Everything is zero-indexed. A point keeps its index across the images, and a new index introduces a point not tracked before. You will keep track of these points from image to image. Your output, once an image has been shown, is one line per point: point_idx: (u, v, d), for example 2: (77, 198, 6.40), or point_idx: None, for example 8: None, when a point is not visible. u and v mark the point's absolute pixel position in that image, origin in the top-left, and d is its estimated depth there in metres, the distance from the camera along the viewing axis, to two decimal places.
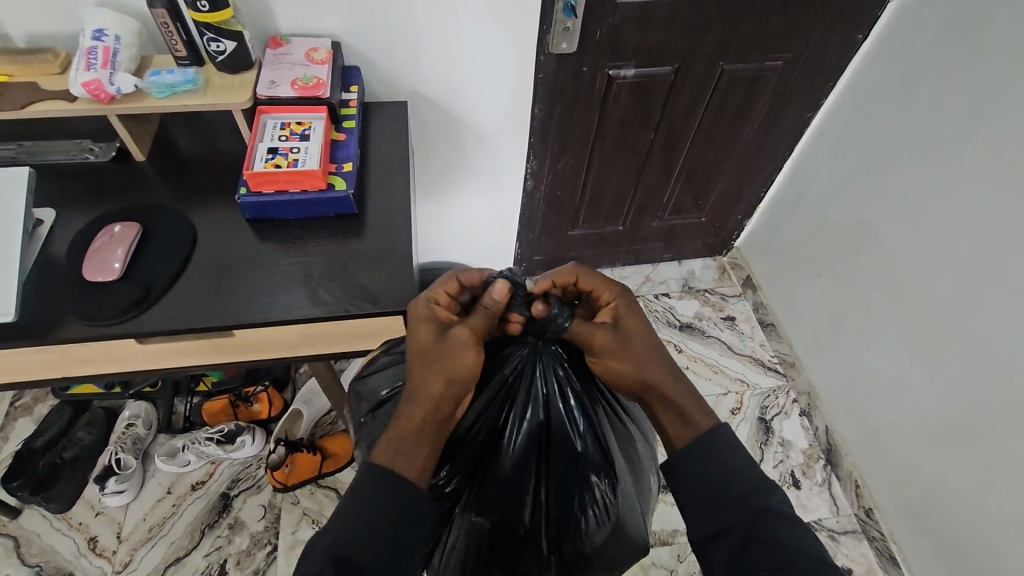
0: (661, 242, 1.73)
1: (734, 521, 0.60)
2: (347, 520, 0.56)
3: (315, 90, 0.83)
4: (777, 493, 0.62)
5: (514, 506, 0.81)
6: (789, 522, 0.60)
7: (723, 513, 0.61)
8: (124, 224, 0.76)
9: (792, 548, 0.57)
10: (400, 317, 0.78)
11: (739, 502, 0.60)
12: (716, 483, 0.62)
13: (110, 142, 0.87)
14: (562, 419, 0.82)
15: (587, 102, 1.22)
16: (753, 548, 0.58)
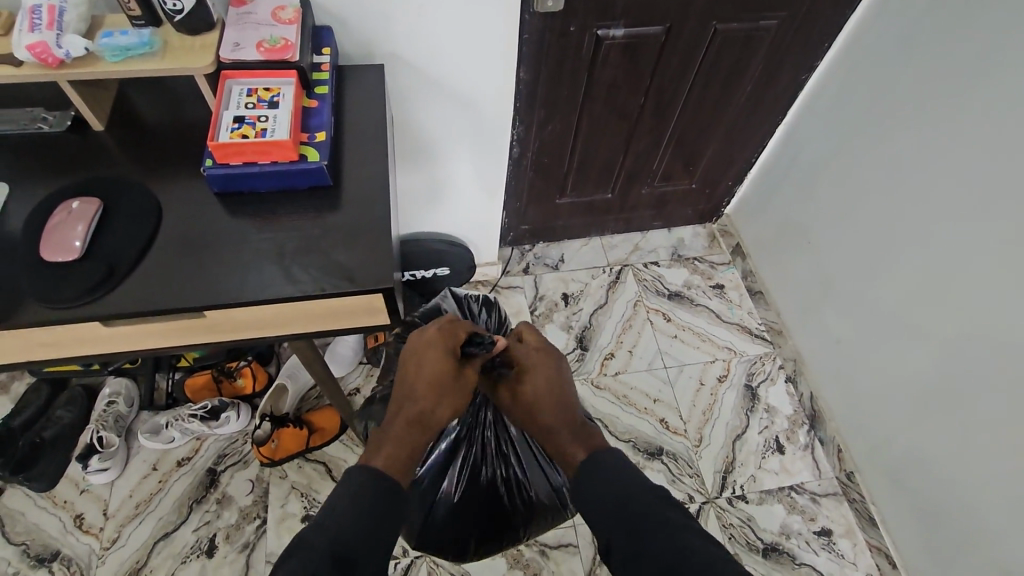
0: (651, 210, 1.71)
1: (613, 536, 0.62)
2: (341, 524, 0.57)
3: (283, 53, 0.78)
4: (657, 505, 0.63)
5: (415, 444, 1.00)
6: (665, 529, 0.60)
7: (606, 530, 0.63)
8: (84, 201, 0.72)
9: (664, 554, 0.58)
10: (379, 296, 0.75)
11: (618, 514, 0.63)
12: (599, 498, 0.65)
13: (65, 111, 0.82)
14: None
15: (575, 64, 1.17)
16: (633, 559, 0.59)
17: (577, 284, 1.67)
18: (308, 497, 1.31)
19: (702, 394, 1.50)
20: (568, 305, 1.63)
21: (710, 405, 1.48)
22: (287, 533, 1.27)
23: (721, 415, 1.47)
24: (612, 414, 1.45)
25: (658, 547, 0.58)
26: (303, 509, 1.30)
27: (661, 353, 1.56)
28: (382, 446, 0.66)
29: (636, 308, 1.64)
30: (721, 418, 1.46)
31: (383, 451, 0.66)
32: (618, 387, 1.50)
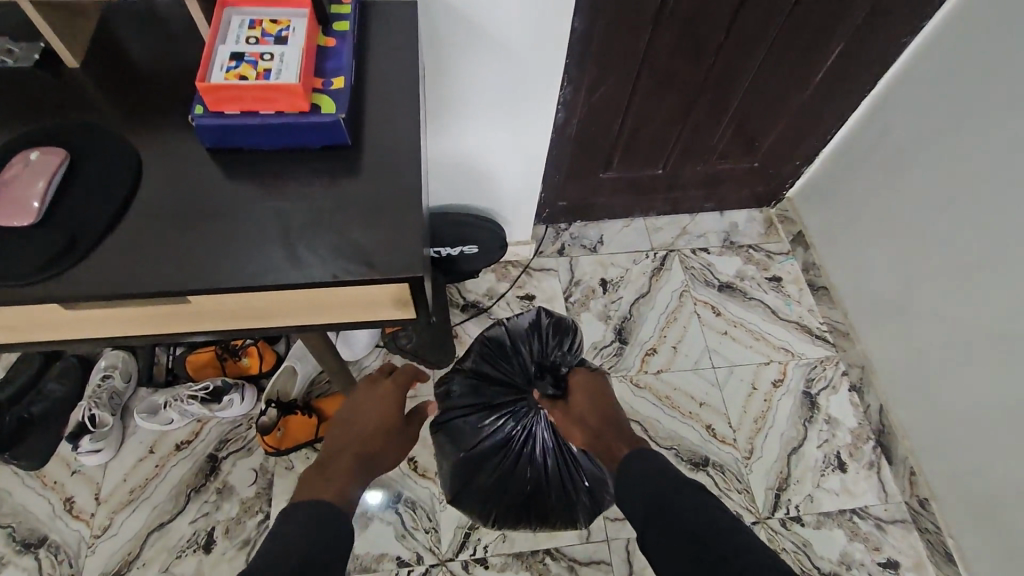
0: (702, 190, 1.53)
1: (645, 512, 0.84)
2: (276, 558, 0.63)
3: None
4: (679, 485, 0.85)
5: (478, 430, 1.17)
6: (686, 500, 0.82)
7: (636, 506, 0.86)
8: (44, 151, 0.58)
9: (688, 519, 0.79)
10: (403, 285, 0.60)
11: (648, 482, 0.87)
12: (643, 490, 0.86)
13: (34, 42, 0.67)
14: (511, 368, 1.21)
15: (639, 10, 0.99)
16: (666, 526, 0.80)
17: (617, 269, 1.51)
18: None
19: (754, 400, 1.34)
20: (607, 292, 1.47)
21: (763, 413, 1.32)
22: None
23: (775, 425, 1.31)
24: (652, 416, 1.31)
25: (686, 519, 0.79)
26: None
27: (708, 352, 1.40)
28: (329, 483, 0.79)
29: (681, 299, 1.47)
30: (775, 428, 1.31)
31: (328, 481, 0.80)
32: (660, 388, 1.35)
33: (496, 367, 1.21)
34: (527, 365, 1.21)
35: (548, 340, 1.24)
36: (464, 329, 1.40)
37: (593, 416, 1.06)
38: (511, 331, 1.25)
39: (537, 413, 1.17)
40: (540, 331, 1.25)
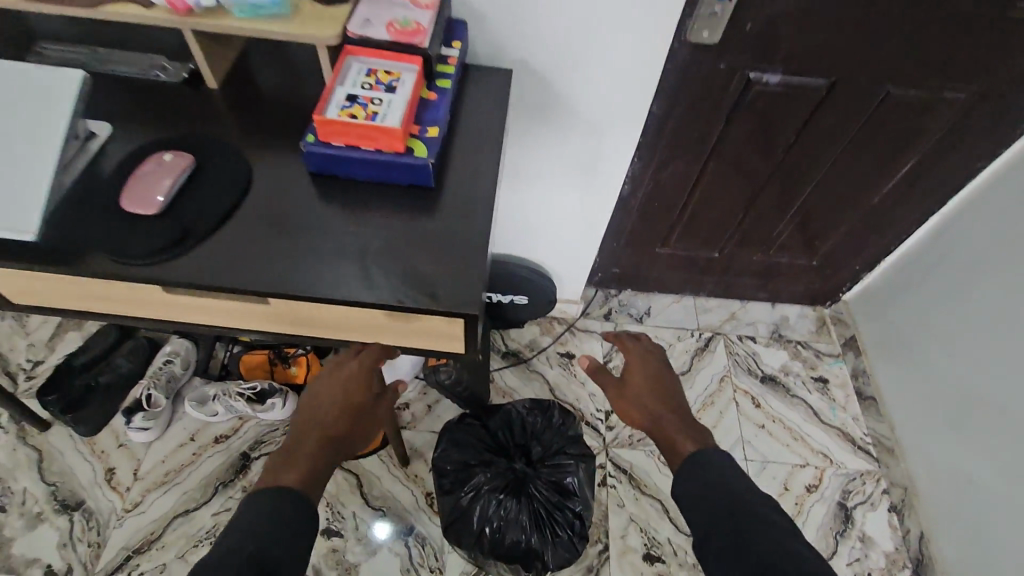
0: (756, 278, 1.53)
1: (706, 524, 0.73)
2: (243, 525, 0.65)
3: (412, 37, 0.71)
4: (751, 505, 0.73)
5: (475, 471, 1.08)
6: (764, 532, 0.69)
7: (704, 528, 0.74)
8: (177, 154, 0.67)
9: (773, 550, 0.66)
10: (464, 323, 0.64)
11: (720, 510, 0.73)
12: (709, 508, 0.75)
13: (184, 63, 0.78)
14: (515, 438, 1.13)
15: (713, 107, 1.06)
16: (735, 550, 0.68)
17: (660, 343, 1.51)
18: (333, 509, 1.23)
19: (784, 501, 1.29)
20: None
21: (792, 516, 1.27)
22: None
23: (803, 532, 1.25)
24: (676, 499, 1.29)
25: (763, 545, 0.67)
26: (325, 521, 1.22)
27: (743, 442, 1.37)
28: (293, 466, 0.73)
29: (722, 384, 1.45)
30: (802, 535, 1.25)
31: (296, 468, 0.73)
32: None
33: (502, 435, 1.13)
34: (529, 440, 1.13)
35: (555, 422, 1.15)
36: (500, 375, 1.43)
37: (652, 399, 0.90)
38: (530, 405, 1.18)
39: (522, 485, 1.07)
40: (548, 411, 1.17)
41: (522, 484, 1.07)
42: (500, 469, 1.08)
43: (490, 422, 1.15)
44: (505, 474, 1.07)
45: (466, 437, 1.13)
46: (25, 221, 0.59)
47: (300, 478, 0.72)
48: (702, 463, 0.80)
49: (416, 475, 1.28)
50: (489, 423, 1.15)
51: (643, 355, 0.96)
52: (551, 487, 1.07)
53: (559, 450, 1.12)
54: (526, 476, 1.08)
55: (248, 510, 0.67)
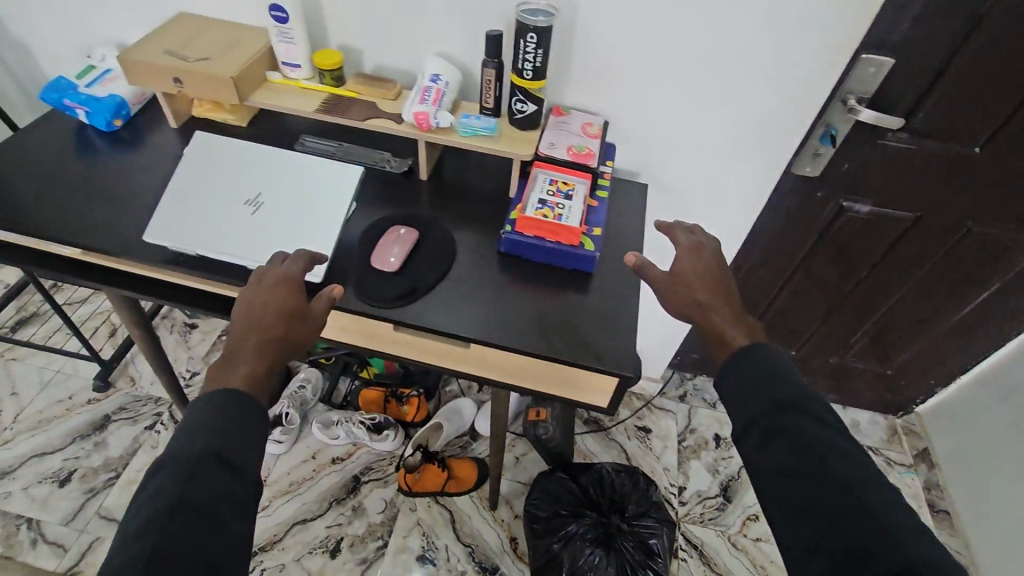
0: (830, 380, 1.64)
1: (758, 413, 0.66)
2: (200, 421, 0.61)
3: (586, 159, 0.95)
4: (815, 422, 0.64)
5: (570, 520, 1.21)
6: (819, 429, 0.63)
7: (770, 447, 0.64)
8: (408, 229, 0.90)
9: (814, 440, 0.62)
10: (616, 383, 0.81)
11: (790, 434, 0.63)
12: (783, 435, 0.64)
13: (404, 159, 1.04)
14: (606, 494, 1.26)
15: (809, 225, 1.23)
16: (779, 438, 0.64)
17: None
18: (429, 538, 1.37)
19: None
20: (719, 448, 1.58)
21: None
22: (400, 566, 1.32)
23: None
24: None
25: (807, 434, 0.63)
26: (421, 547, 1.35)
27: None
28: (239, 368, 0.68)
29: None
30: None
31: (239, 370, 0.68)
32: (756, 554, 1.39)
33: (594, 491, 1.26)
34: (619, 498, 1.25)
35: (643, 485, 1.28)
36: (582, 439, 1.56)
37: (706, 292, 0.79)
38: (617, 468, 1.32)
39: (612, 538, 1.18)
40: (634, 474, 1.30)
41: (612, 537, 1.18)
42: (592, 520, 1.20)
43: (584, 477, 1.29)
44: (597, 525, 1.19)
45: (561, 488, 1.27)
46: (316, 266, 0.83)
47: (244, 382, 0.67)
48: (754, 354, 0.72)
49: (502, 519, 1.41)
50: (583, 478, 1.29)
51: (695, 250, 0.84)
52: (639, 544, 1.18)
53: (647, 511, 1.23)
54: (617, 530, 1.19)
55: (193, 415, 0.62)
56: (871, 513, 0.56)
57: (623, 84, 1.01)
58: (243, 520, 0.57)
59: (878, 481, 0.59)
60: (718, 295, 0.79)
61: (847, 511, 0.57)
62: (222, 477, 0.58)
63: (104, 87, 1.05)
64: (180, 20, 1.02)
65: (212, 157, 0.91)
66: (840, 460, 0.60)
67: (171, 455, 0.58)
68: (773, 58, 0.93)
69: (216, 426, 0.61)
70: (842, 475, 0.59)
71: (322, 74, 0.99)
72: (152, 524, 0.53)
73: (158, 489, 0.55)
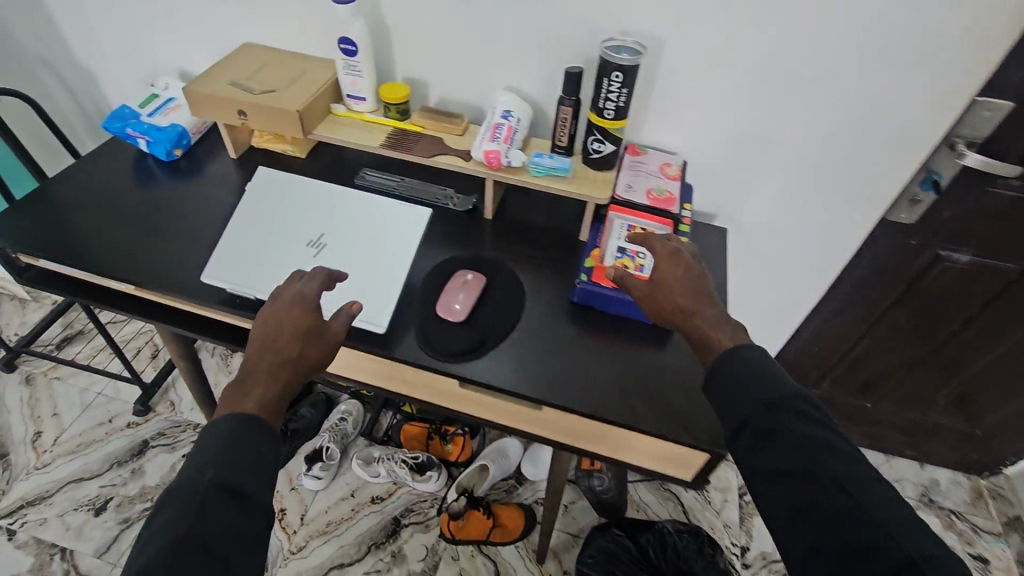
0: (906, 436, 1.52)
1: (747, 414, 0.60)
2: (208, 449, 0.57)
3: (668, 203, 0.87)
4: (807, 415, 0.59)
5: None
6: (804, 420, 0.58)
7: (764, 456, 0.58)
8: (475, 274, 0.84)
9: (804, 439, 0.57)
10: (705, 459, 0.73)
11: (784, 439, 0.57)
12: (775, 439, 0.58)
13: (468, 196, 0.99)
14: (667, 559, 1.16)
15: (899, 274, 1.13)
16: (767, 439, 0.58)
17: None
18: None
19: None
20: None
21: None
22: None
23: None
24: None
25: (799, 432, 0.57)
26: None
27: None
28: (251, 392, 0.63)
29: None
30: None
31: (251, 394, 0.63)
32: None
33: (654, 553, 1.17)
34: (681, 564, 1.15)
35: (709, 551, 1.17)
36: (635, 489, 1.47)
37: (686, 294, 0.71)
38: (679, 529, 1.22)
39: None
40: (698, 537, 1.20)
41: None
42: None
43: (644, 538, 1.19)
44: None
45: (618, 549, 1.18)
46: (379, 315, 0.77)
47: (257, 407, 0.62)
48: (739, 357, 0.64)
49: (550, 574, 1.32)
50: (642, 538, 1.19)
51: (668, 246, 0.76)
52: None
53: None
54: None
55: (198, 444, 0.57)
56: (877, 524, 0.51)
57: (705, 123, 0.95)
58: (249, 555, 0.53)
59: (866, 471, 0.55)
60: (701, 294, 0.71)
61: (849, 526, 0.52)
62: (229, 511, 0.53)
63: (166, 116, 1.03)
64: (246, 51, 1.00)
65: (274, 196, 0.88)
66: (829, 456, 0.56)
67: (175, 489, 0.54)
68: (878, 98, 0.85)
69: (225, 453, 0.57)
70: (833, 475, 0.54)
71: (386, 108, 0.95)
72: (155, 564, 0.49)
73: (162, 526, 0.51)
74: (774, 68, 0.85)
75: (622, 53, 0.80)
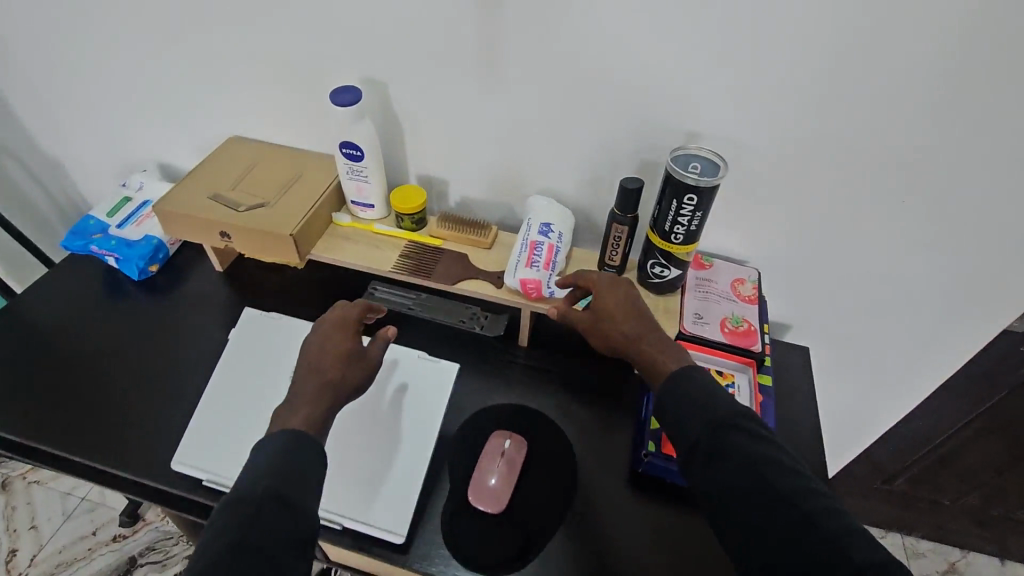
0: (986, 532, 1.35)
1: (694, 435, 0.52)
2: (262, 463, 0.51)
3: (747, 340, 0.71)
4: (762, 437, 0.50)
5: None
6: (756, 439, 0.50)
7: (720, 479, 0.49)
8: (512, 439, 0.68)
9: (752, 457, 0.48)
10: None
11: (735, 458, 0.49)
12: (729, 462, 0.49)
13: (498, 314, 0.83)
14: None
15: (1003, 382, 0.96)
16: (717, 459, 0.50)
17: None
18: None
19: None
20: None
21: None
22: None
23: None
24: None
25: (749, 451, 0.49)
26: None
27: None
28: (299, 408, 0.57)
29: None
30: None
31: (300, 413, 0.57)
32: None
33: None
34: None
35: None
36: None
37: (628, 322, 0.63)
38: None
39: None
40: None
41: None
42: None
43: None
44: None
45: None
46: (395, 520, 0.62)
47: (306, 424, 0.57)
48: (686, 378, 0.56)
49: None
50: None
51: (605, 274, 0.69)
52: None
53: None
54: None
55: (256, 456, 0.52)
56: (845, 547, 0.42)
57: (781, 229, 0.78)
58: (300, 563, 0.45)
59: (819, 487, 0.46)
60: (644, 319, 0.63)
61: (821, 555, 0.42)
62: (284, 517, 0.46)
63: (138, 227, 0.88)
64: (230, 149, 0.85)
65: (266, 351, 0.75)
66: (782, 474, 0.47)
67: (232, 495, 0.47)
68: (1015, 212, 0.67)
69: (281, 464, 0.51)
70: (781, 490, 0.46)
71: (399, 217, 0.79)
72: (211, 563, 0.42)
73: (216, 530, 0.44)
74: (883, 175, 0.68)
75: (693, 165, 0.64)
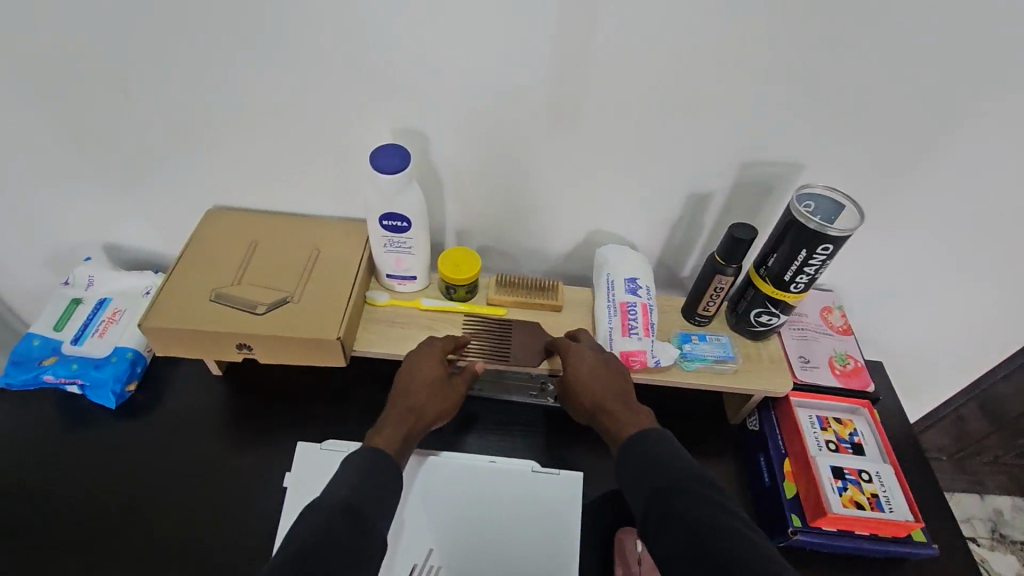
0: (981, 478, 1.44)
1: (641, 499, 0.47)
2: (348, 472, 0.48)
3: (860, 379, 0.66)
4: (713, 497, 0.44)
5: None
6: (702, 499, 0.44)
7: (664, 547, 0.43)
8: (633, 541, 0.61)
9: (696, 520, 0.43)
10: None
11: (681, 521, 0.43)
12: (673, 529, 0.43)
13: None
14: None
15: None
16: (665, 521, 0.44)
17: None
18: None
19: None
20: None
21: None
22: None
23: None
24: None
25: (695, 513, 0.43)
26: None
27: None
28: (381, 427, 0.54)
29: None
30: None
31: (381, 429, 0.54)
32: None
33: None
34: None
35: None
36: None
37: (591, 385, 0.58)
38: None
39: None
40: None
41: None
42: None
43: None
44: None
45: None
46: None
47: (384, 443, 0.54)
48: (642, 439, 0.51)
49: None
50: None
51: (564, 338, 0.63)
52: None
53: None
54: None
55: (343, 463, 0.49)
56: None
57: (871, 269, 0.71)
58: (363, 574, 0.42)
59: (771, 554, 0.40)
60: (612, 381, 0.57)
61: None
62: (357, 534, 0.44)
63: (102, 338, 0.68)
64: (217, 224, 0.67)
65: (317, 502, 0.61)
66: (723, 540, 0.41)
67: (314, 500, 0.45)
68: None
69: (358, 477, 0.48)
70: (721, 560, 0.40)
71: (450, 287, 0.66)
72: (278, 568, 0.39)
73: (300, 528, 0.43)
74: (999, 211, 0.62)
75: (809, 207, 0.56)
